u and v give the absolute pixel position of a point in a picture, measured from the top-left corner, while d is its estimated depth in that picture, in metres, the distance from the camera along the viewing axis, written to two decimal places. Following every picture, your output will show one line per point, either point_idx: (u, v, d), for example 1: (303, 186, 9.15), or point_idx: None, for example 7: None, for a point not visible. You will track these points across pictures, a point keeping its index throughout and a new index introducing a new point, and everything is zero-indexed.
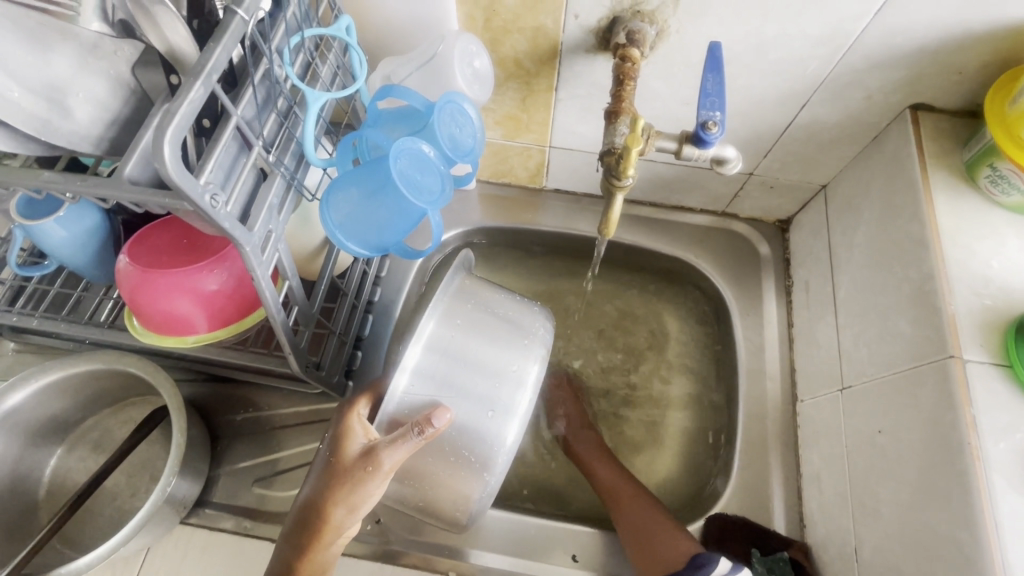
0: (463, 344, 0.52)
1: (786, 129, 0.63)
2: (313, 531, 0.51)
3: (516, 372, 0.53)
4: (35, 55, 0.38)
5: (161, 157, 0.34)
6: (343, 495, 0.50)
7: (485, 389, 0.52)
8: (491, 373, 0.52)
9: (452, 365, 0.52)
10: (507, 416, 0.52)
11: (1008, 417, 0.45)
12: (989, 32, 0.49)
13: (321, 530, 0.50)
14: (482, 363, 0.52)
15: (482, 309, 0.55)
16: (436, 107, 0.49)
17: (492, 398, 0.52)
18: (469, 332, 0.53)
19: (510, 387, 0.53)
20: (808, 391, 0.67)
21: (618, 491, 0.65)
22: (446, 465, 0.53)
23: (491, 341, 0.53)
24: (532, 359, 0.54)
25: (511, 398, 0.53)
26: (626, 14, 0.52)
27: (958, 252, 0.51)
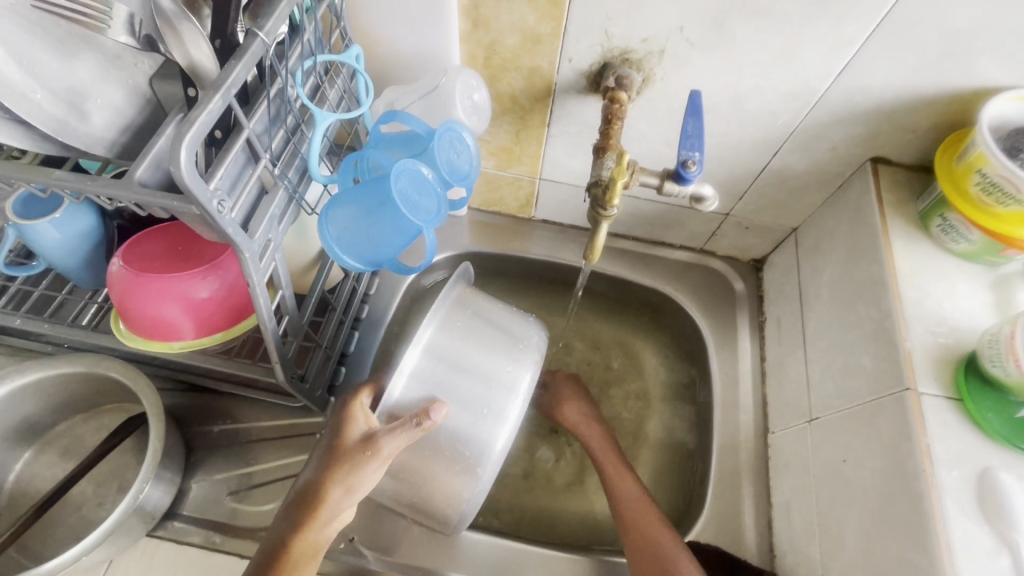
0: (459, 352, 0.54)
1: (759, 174, 0.68)
2: (308, 514, 0.50)
3: (509, 380, 0.55)
4: (61, 61, 0.41)
5: (176, 162, 0.36)
6: (342, 478, 0.50)
7: (479, 396, 0.53)
8: (485, 380, 0.54)
9: (449, 372, 0.53)
10: (500, 422, 0.53)
11: (958, 446, 0.48)
12: (938, 98, 0.55)
13: (317, 515, 0.50)
14: (477, 371, 0.54)
15: (479, 318, 0.56)
16: (437, 134, 0.52)
17: (486, 405, 0.53)
18: (465, 340, 0.54)
19: (503, 394, 0.54)
20: (778, 423, 0.70)
21: (642, 513, 0.62)
22: (441, 463, 0.53)
23: (486, 350, 0.55)
24: (525, 367, 0.56)
25: (503, 405, 0.54)
26: (616, 61, 0.57)
27: (914, 293, 0.56)
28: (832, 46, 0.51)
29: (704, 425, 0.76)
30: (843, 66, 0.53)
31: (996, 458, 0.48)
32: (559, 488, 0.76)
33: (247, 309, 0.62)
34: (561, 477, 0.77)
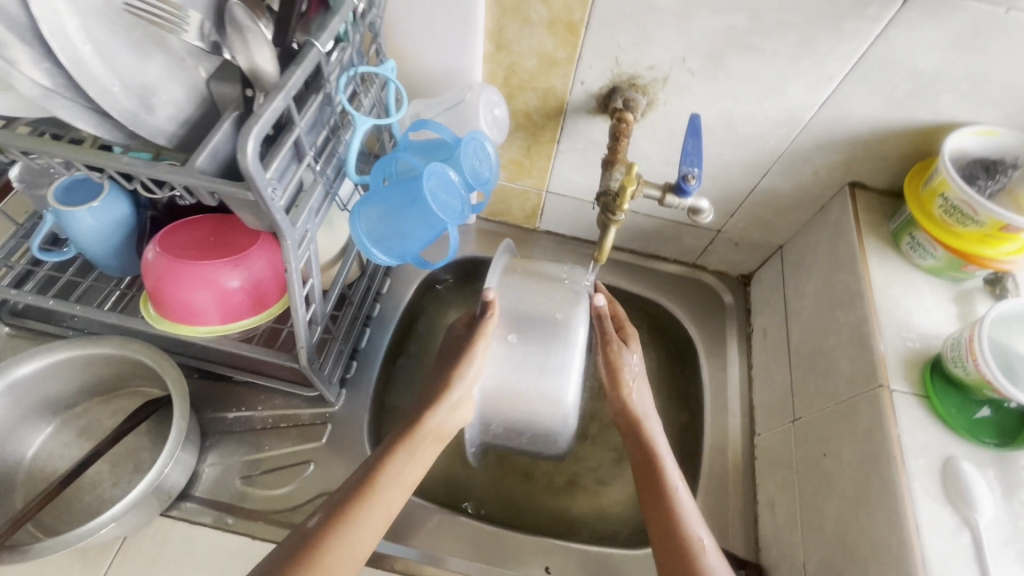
0: (518, 302, 0.63)
1: (749, 193, 0.74)
2: (427, 399, 0.60)
3: (563, 314, 0.62)
4: (134, 61, 0.45)
5: (243, 151, 0.41)
6: (457, 365, 0.60)
7: (542, 334, 0.61)
8: (543, 318, 0.62)
9: (514, 323, 0.62)
10: (566, 350, 0.61)
11: (924, 438, 0.53)
12: (907, 131, 0.62)
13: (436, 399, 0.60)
14: (536, 313, 0.62)
15: (530, 271, 0.65)
16: (463, 142, 0.57)
17: (551, 341, 0.61)
18: (521, 291, 0.63)
19: (562, 327, 0.61)
20: (764, 425, 0.75)
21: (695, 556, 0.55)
22: (529, 387, 0.61)
23: (540, 293, 0.63)
24: (578, 301, 0.63)
25: (566, 335, 0.61)
26: (624, 85, 0.64)
27: (887, 303, 0.62)
28: (814, 81, 0.58)
29: (695, 427, 0.80)
30: (824, 99, 0.60)
31: (959, 449, 0.53)
32: (556, 484, 0.80)
33: (272, 300, 0.65)
34: (559, 474, 0.81)
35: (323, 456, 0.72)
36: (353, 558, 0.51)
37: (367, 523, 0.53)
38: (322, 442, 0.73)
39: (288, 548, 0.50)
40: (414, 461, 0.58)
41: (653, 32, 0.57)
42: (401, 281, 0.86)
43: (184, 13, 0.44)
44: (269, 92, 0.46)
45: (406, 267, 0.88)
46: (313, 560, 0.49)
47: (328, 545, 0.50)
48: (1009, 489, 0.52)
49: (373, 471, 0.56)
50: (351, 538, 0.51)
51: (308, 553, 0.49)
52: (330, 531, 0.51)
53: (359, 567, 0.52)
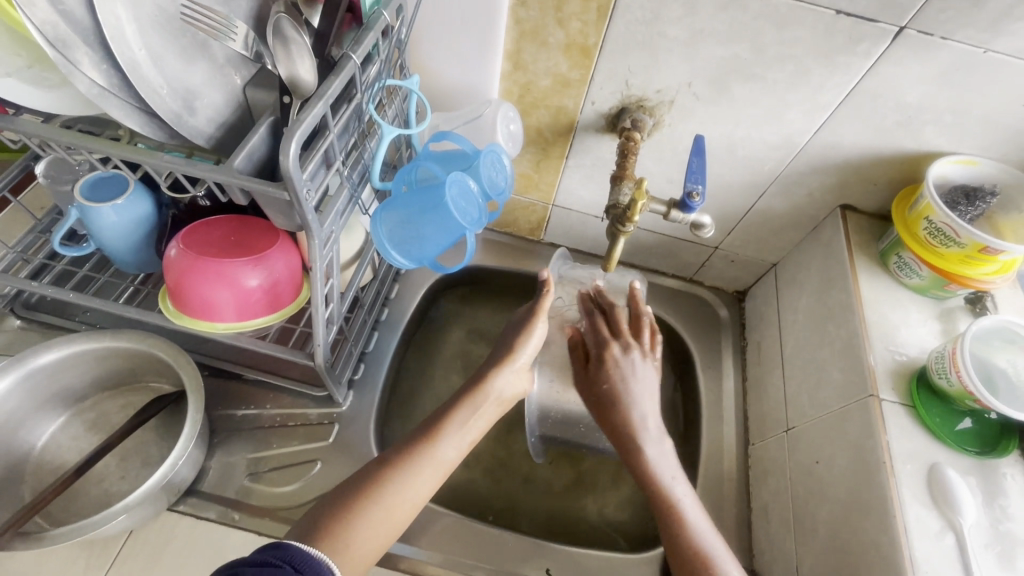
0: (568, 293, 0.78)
1: (747, 212, 0.78)
2: (496, 360, 0.66)
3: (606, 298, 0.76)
4: (180, 65, 0.48)
5: (286, 154, 0.43)
6: (519, 335, 0.68)
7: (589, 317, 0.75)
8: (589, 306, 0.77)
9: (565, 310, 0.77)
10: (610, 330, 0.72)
11: (911, 445, 0.57)
12: (894, 158, 0.66)
13: (504, 359, 0.66)
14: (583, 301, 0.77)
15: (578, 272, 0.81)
16: (483, 154, 0.60)
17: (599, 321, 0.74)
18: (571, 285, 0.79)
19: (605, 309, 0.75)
20: (757, 435, 0.77)
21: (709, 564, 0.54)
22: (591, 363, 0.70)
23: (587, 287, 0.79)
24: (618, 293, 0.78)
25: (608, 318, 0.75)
26: (632, 106, 0.68)
27: (876, 319, 0.65)
28: (810, 109, 0.63)
29: (691, 436, 0.83)
30: (819, 126, 0.64)
31: (943, 456, 0.57)
32: (555, 489, 0.82)
33: (288, 299, 0.67)
34: (559, 480, 0.82)
35: (329, 455, 0.73)
36: (415, 499, 0.54)
37: (430, 466, 0.56)
38: (330, 441, 0.74)
39: (353, 484, 0.53)
40: (479, 415, 0.62)
41: (662, 58, 0.61)
42: (409, 288, 0.89)
43: (232, 23, 0.48)
44: (307, 99, 0.49)
45: (414, 274, 0.90)
46: (378, 495, 0.52)
47: (392, 483, 0.53)
48: (990, 495, 0.55)
49: (436, 422, 0.60)
50: (413, 478, 0.54)
51: (374, 487, 0.53)
52: (395, 470, 0.54)
53: (416, 511, 0.54)
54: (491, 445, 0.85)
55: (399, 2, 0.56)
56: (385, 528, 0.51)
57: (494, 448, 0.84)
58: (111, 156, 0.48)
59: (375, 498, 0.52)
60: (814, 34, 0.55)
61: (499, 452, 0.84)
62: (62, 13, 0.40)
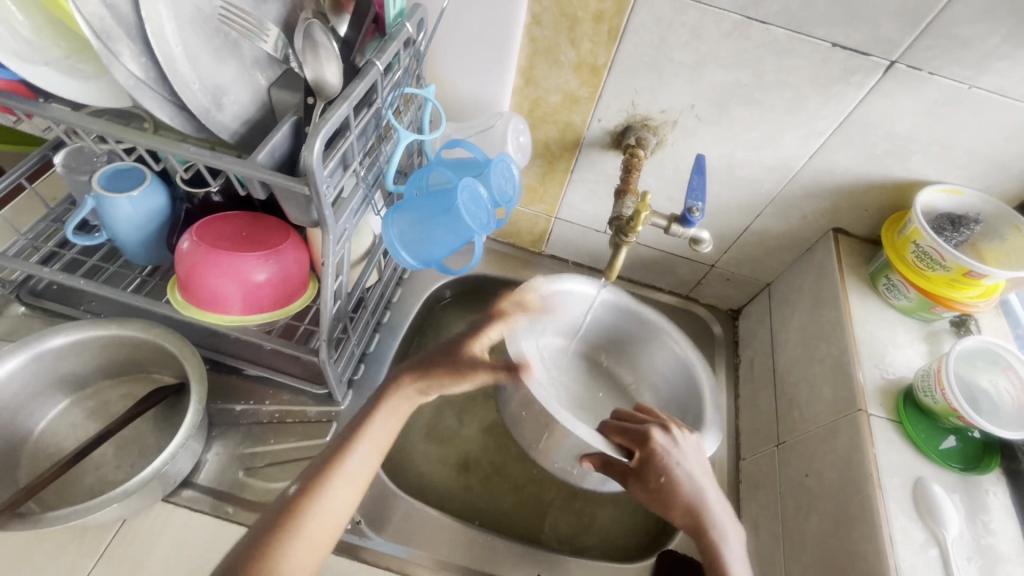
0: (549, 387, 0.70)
1: (743, 231, 0.81)
2: (412, 366, 0.63)
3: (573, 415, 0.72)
4: (212, 64, 0.50)
5: (311, 150, 0.45)
6: (445, 355, 0.64)
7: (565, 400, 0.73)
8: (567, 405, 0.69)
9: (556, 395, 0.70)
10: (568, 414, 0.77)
11: (897, 459, 0.58)
12: (884, 185, 0.69)
13: (418, 364, 0.63)
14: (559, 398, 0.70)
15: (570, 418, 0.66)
16: (493, 162, 0.63)
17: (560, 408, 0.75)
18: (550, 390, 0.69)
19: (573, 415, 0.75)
20: (749, 450, 0.79)
21: None
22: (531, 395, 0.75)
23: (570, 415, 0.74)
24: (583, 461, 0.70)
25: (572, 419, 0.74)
26: (637, 125, 0.71)
27: (865, 338, 0.68)
28: (806, 135, 0.66)
29: None
30: (813, 151, 0.68)
31: (929, 471, 0.58)
32: (546, 496, 0.82)
33: (295, 296, 0.68)
34: (551, 488, 0.83)
35: None
36: (335, 521, 0.53)
37: (344, 483, 0.55)
38: (327, 439, 0.74)
39: (269, 518, 0.52)
40: (393, 419, 0.60)
41: (668, 80, 0.65)
42: (411, 292, 0.90)
43: (264, 26, 0.50)
44: (330, 101, 0.51)
45: (417, 279, 0.92)
46: (295, 524, 0.51)
47: (309, 509, 0.52)
48: (973, 512, 0.56)
49: (350, 434, 0.57)
50: (327, 502, 0.53)
51: (289, 519, 0.51)
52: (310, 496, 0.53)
53: (338, 532, 0.54)
54: (486, 451, 0.85)
55: (421, 16, 0.59)
56: (307, 556, 0.51)
57: (489, 453, 0.85)
58: (139, 146, 0.49)
59: (296, 530, 0.51)
60: (812, 64, 0.59)
61: (495, 458, 0.85)
62: (109, 8, 0.43)
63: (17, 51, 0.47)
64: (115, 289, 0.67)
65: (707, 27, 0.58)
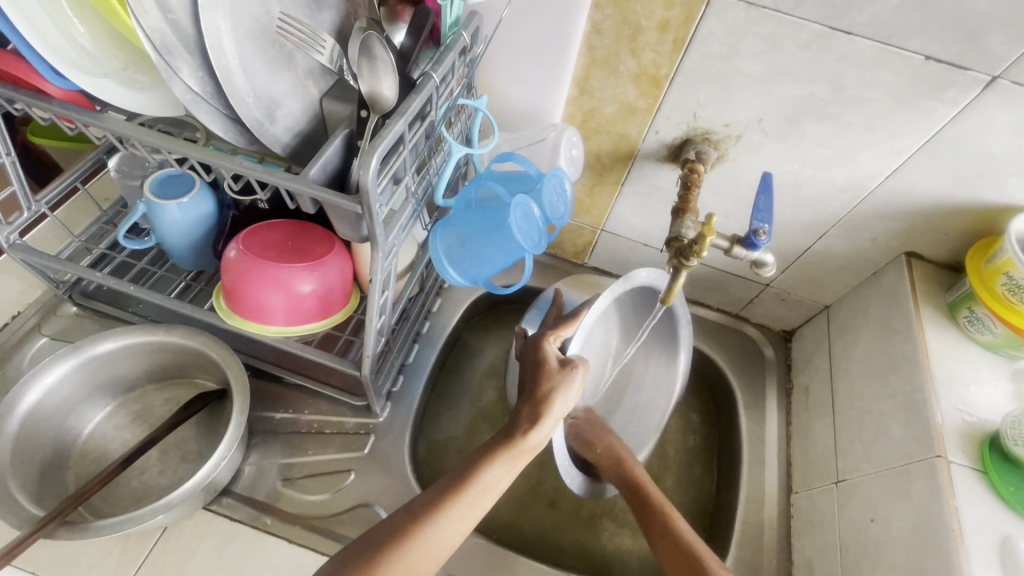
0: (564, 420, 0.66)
1: (804, 251, 0.76)
2: (527, 418, 0.59)
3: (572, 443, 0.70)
4: (266, 76, 0.49)
5: (366, 169, 0.43)
6: (538, 408, 0.59)
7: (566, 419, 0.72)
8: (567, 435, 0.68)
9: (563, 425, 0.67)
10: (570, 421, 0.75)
11: (980, 513, 0.54)
12: (971, 209, 0.64)
13: (537, 420, 0.58)
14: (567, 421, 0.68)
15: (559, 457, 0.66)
16: (546, 178, 0.60)
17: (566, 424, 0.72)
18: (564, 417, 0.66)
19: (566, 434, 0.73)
20: (802, 484, 0.74)
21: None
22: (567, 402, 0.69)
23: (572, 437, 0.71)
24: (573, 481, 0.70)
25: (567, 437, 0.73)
26: (697, 138, 0.67)
27: (944, 374, 0.63)
28: (885, 153, 0.61)
29: (730, 478, 0.80)
30: (891, 171, 0.63)
31: (1016, 528, 0.53)
32: (582, 519, 0.80)
33: (338, 309, 0.67)
34: (588, 509, 0.81)
35: (363, 467, 0.72)
36: (437, 553, 0.52)
37: (455, 519, 0.53)
38: (364, 452, 0.73)
39: (373, 541, 0.51)
40: (510, 471, 0.58)
41: (734, 93, 0.60)
42: (451, 302, 0.89)
43: (319, 37, 0.49)
44: (385, 115, 0.50)
45: (457, 289, 0.90)
46: (401, 552, 0.50)
47: (416, 540, 0.51)
48: None
49: (467, 475, 0.56)
50: (443, 529, 0.52)
51: (396, 543, 0.50)
52: (419, 526, 0.52)
53: (438, 564, 0.52)
54: (522, 467, 0.83)
55: (477, 25, 0.57)
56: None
57: (525, 471, 0.83)
58: (192, 159, 0.48)
59: (399, 556, 0.50)
60: (899, 79, 0.54)
61: (530, 477, 0.83)
62: (170, 21, 0.41)
63: (80, 64, 0.47)
64: (162, 295, 0.67)
65: (785, 37, 0.54)
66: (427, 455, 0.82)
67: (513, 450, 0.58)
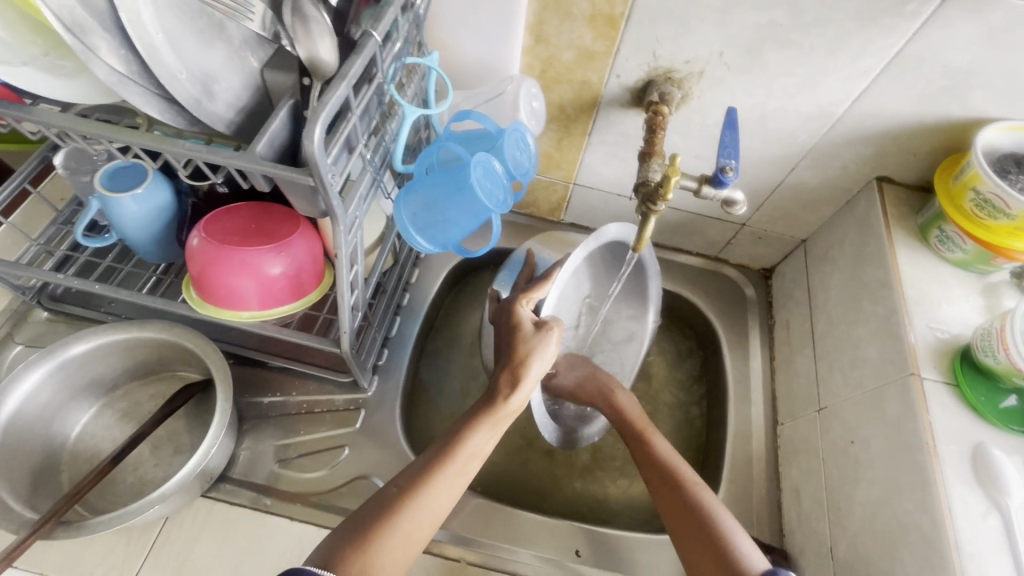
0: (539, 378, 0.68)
1: (777, 186, 0.76)
2: (503, 381, 0.60)
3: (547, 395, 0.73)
4: (197, 50, 0.46)
5: (311, 139, 0.42)
6: (513, 370, 0.60)
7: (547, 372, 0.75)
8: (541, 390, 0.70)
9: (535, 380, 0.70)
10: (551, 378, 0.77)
11: (953, 424, 0.55)
12: (939, 126, 0.63)
13: (515, 382, 0.59)
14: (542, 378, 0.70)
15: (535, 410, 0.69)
16: (506, 133, 0.59)
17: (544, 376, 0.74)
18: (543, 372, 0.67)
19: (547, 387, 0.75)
20: (787, 415, 0.76)
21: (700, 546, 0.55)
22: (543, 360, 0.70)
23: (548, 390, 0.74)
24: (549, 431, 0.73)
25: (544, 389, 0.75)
26: (659, 79, 0.65)
27: (916, 295, 0.63)
28: (849, 77, 0.60)
29: (718, 417, 0.81)
30: (857, 95, 0.61)
31: (987, 435, 0.55)
32: (577, 470, 0.82)
33: (311, 288, 0.66)
34: (583, 459, 0.83)
35: (357, 441, 0.73)
36: (430, 521, 0.53)
37: (444, 487, 0.54)
38: (357, 426, 0.74)
39: (364, 519, 0.51)
40: (493, 435, 0.59)
41: (692, 27, 0.58)
42: (429, 271, 0.88)
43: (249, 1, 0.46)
44: (327, 81, 0.47)
45: (434, 258, 0.89)
46: (396, 522, 0.51)
47: (409, 510, 0.52)
48: None
49: (453, 443, 0.57)
50: (433, 498, 0.53)
51: (388, 516, 0.51)
52: (410, 497, 0.53)
53: (431, 532, 0.53)
54: (515, 424, 0.85)
55: None
56: (399, 555, 0.50)
57: (519, 429, 0.84)
58: (134, 146, 0.46)
59: (393, 528, 0.51)
60: None
61: (525, 435, 0.84)
62: None
63: None
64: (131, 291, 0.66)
65: None
66: (420, 424, 0.83)
67: (493, 417, 0.58)
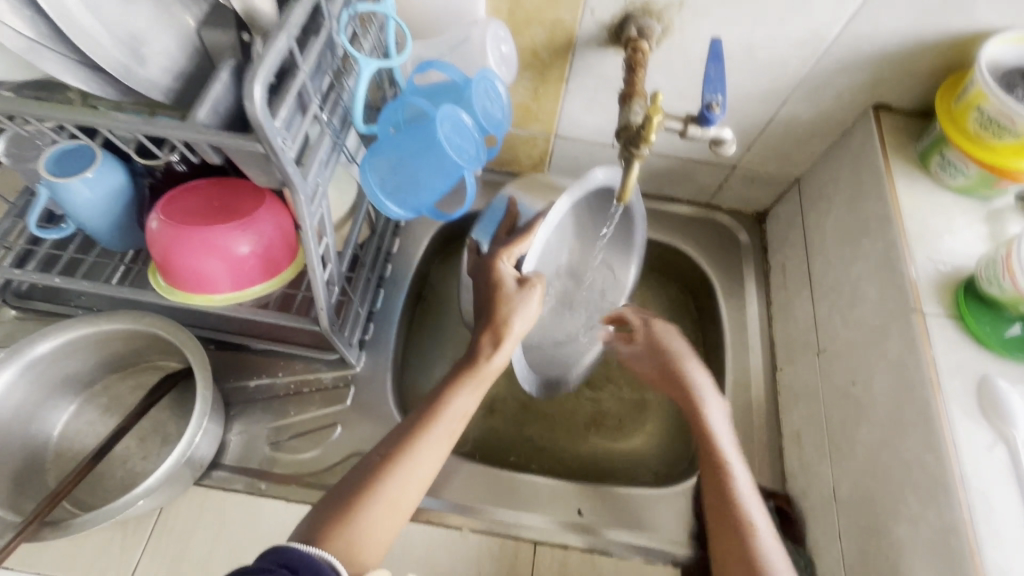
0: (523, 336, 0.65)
1: (768, 123, 0.71)
2: (484, 340, 0.58)
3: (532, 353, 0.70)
4: (119, 8, 0.42)
5: (251, 98, 0.38)
6: (495, 329, 0.58)
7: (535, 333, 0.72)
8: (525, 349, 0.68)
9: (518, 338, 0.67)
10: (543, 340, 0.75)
11: (957, 358, 0.54)
12: (939, 42, 0.59)
13: (495, 340, 0.58)
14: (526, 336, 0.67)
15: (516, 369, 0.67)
16: (473, 82, 0.55)
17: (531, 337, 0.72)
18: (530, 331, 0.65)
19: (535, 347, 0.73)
20: (786, 361, 0.74)
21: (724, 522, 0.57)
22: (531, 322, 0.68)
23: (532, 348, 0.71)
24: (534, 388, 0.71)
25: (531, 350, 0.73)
26: (637, 12, 0.60)
27: (916, 228, 0.60)
28: None
29: (717, 367, 0.80)
30: (852, 14, 0.57)
31: (992, 366, 0.54)
32: (576, 430, 0.81)
33: (284, 265, 0.63)
34: (581, 419, 0.82)
35: (349, 418, 0.72)
36: (416, 484, 0.52)
37: (426, 450, 0.53)
38: (347, 404, 0.72)
39: (349, 488, 0.51)
40: (477, 395, 0.57)
41: None
42: (410, 240, 0.84)
43: None
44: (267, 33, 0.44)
45: (415, 225, 0.85)
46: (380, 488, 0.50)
47: (395, 475, 0.51)
48: None
49: (436, 404, 0.56)
50: (418, 461, 0.52)
51: (373, 481, 0.50)
52: (394, 462, 0.52)
53: (419, 496, 0.53)
54: (511, 389, 0.83)
55: None
56: (387, 521, 0.49)
57: (514, 394, 0.83)
58: (64, 123, 0.42)
59: (378, 492, 0.50)
60: None
61: (521, 399, 0.83)
62: None
63: None
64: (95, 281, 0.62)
65: None
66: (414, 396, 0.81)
67: (475, 377, 0.57)
